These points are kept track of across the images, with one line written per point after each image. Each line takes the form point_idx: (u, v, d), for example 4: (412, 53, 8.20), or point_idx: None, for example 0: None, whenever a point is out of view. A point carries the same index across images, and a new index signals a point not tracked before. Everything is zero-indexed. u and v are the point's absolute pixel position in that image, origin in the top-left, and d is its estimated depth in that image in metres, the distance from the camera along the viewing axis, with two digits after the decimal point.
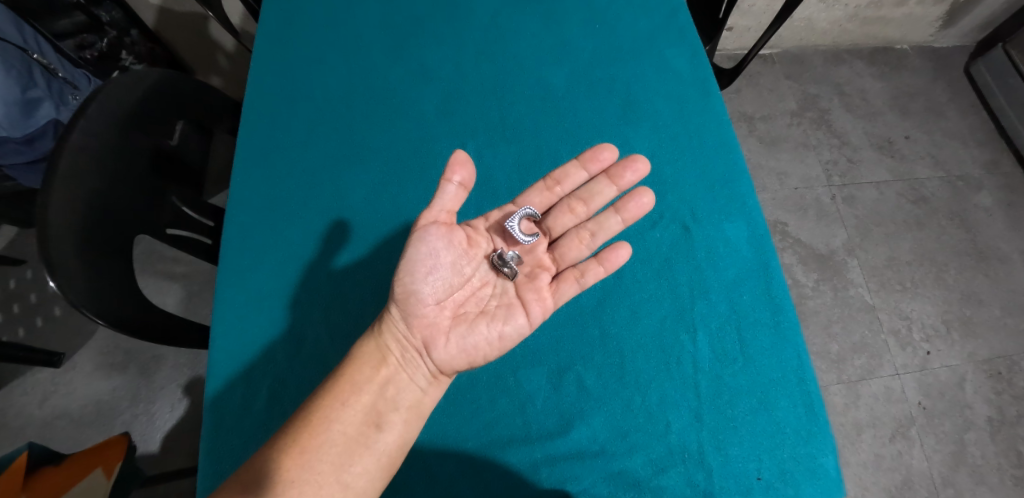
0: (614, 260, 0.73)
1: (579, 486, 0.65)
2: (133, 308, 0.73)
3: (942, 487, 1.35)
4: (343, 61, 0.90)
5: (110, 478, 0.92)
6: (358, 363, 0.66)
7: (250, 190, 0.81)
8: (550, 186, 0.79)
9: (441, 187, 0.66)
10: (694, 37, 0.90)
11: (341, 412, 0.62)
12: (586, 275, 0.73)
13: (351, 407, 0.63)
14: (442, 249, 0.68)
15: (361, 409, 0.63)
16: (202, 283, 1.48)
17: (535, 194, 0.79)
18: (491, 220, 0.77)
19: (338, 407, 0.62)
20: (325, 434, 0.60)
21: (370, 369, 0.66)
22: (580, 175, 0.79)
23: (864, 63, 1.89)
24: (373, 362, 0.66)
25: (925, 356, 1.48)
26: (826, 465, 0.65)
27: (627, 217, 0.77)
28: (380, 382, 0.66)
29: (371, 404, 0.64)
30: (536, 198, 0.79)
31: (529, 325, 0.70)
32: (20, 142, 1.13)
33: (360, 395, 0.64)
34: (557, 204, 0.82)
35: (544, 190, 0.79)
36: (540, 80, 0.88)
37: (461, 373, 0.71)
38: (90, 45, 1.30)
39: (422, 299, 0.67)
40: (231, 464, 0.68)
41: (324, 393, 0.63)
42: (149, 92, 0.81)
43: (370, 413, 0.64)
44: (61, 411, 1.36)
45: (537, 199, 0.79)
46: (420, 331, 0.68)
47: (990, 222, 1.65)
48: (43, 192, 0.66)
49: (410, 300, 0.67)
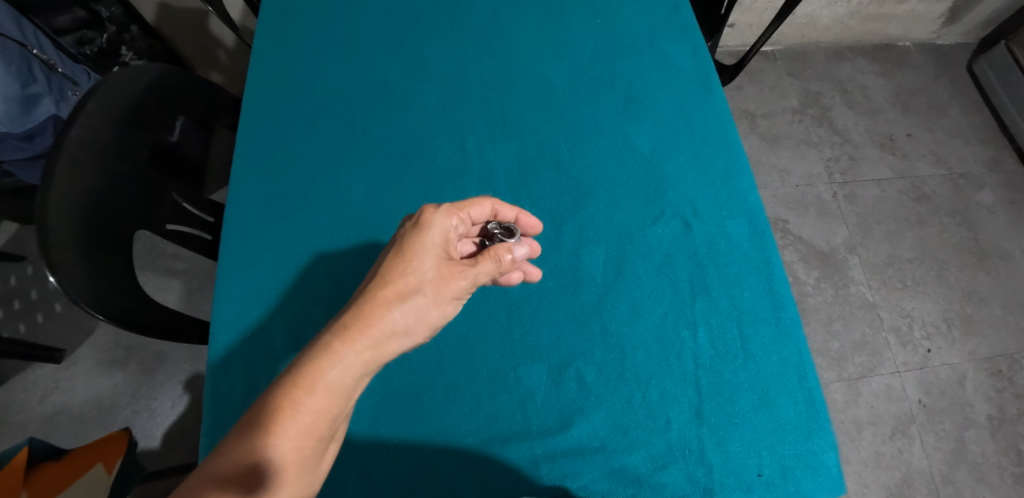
0: (521, 247, 0.63)
1: (579, 483, 0.65)
2: (133, 305, 0.73)
3: (942, 486, 1.35)
4: (344, 57, 0.90)
5: (110, 474, 0.90)
6: (332, 360, 0.53)
7: (250, 186, 0.81)
8: (458, 214, 0.63)
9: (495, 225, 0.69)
10: (695, 33, 0.90)
11: (312, 417, 0.52)
12: (514, 252, 0.62)
13: (308, 416, 0.51)
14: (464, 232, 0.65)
15: (319, 417, 0.52)
16: (202, 279, 1.48)
17: (438, 239, 0.61)
18: (417, 228, 0.61)
19: (309, 410, 0.52)
20: (296, 445, 0.51)
21: (336, 370, 0.53)
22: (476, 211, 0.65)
23: (866, 60, 1.88)
24: (332, 361, 0.53)
25: (925, 354, 1.48)
26: (826, 462, 0.65)
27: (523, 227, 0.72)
28: (325, 392, 0.53)
29: (336, 398, 0.53)
30: (450, 221, 0.62)
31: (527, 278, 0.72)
32: (20, 138, 1.14)
33: (330, 396, 0.53)
34: (478, 208, 0.65)
35: (451, 216, 0.62)
36: (540, 76, 0.88)
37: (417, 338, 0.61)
38: (90, 41, 1.28)
39: (408, 278, 0.59)
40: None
41: (273, 397, 0.51)
42: (149, 88, 0.81)
43: (323, 419, 0.53)
44: (62, 407, 1.36)
45: (440, 223, 0.62)
46: (405, 334, 0.58)
47: (992, 220, 1.65)
48: (43, 188, 0.66)
49: (392, 274, 0.58)
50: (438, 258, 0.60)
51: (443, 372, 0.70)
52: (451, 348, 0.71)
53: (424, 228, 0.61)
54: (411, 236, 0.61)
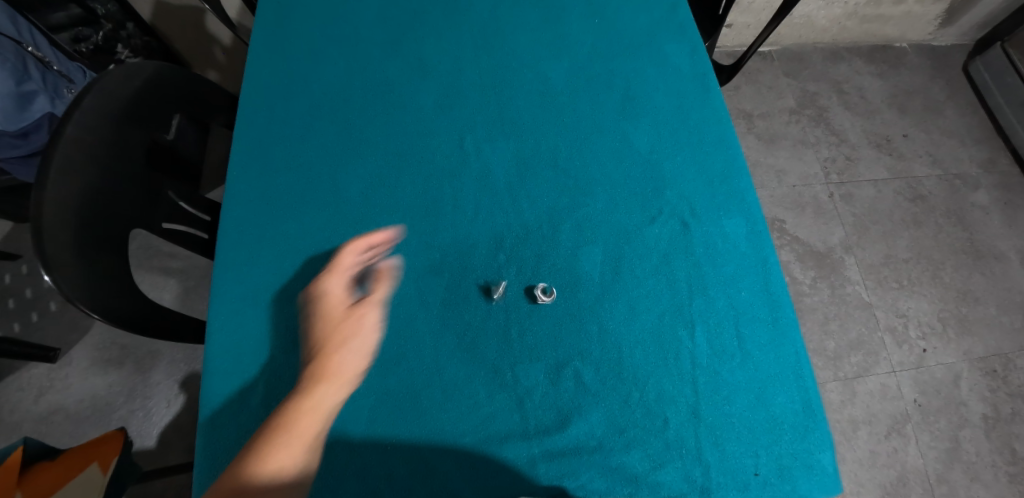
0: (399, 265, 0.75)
1: (577, 482, 0.65)
2: (127, 304, 0.72)
3: (936, 485, 1.36)
4: (342, 55, 0.90)
5: (106, 473, 0.92)
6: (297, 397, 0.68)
7: (248, 185, 0.80)
8: (342, 272, 0.75)
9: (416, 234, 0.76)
10: (694, 33, 0.90)
11: (292, 440, 0.65)
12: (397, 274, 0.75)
13: (294, 438, 0.65)
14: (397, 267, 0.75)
15: (308, 435, 0.66)
16: (199, 277, 1.48)
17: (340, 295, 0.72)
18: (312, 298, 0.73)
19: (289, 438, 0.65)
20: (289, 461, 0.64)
21: (309, 400, 0.67)
22: (353, 257, 0.76)
23: (863, 61, 1.89)
24: (304, 398, 0.67)
25: (921, 353, 1.49)
26: (822, 461, 0.66)
27: (499, 240, 0.76)
28: (312, 414, 0.67)
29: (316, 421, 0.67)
30: (340, 274, 0.74)
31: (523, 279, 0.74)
32: (14, 136, 1.12)
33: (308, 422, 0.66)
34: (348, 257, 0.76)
35: (339, 280, 0.74)
36: (538, 75, 0.88)
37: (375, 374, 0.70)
38: (86, 39, 1.27)
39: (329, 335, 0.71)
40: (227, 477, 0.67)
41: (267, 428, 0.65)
42: (144, 87, 0.80)
43: (310, 437, 0.66)
44: (56, 406, 1.35)
45: (332, 290, 0.74)
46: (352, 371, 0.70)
47: (987, 221, 1.66)
48: (36, 186, 0.65)
49: (317, 337, 0.71)
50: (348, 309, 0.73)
51: (441, 372, 0.69)
52: (448, 348, 0.71)
53: (324, 296, 0.73)
54: (311, 307, 0.73)
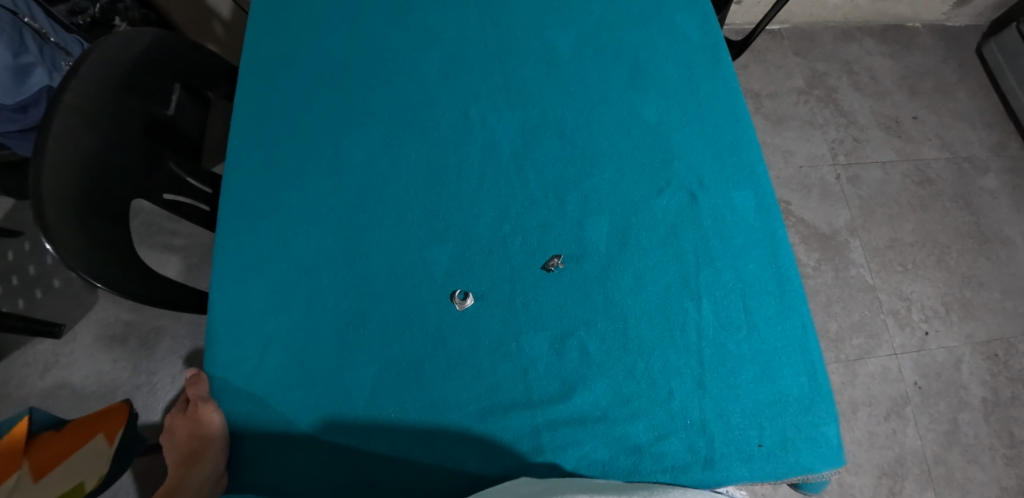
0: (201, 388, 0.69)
1: (579, 452, 0.65)
2: (130, 274, 0.72)
3: (933, 466, 1.37)
4: (343, 23, 0.88)
5: (112, 445, 0.92)
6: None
7: (249, 154, 0.79)
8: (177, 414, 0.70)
9: (325, 240, 0.74)
10: (705, 3, 0.88)
11: None
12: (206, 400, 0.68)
13: None
14: (312, 279, 0.72)
15: None
16: (201, 255, 1.48)
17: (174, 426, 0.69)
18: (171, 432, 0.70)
19: None
20: None
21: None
22: (218, 324, 0.71)
23: (875, 41, 1.85)
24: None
25: (923, 336, 1.49)
26: (826, 434, 0.67)
27: (458, 237, 0.73)
28: None
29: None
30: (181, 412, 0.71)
31: (530, 250, 0.73)
32: (14, 109, 1.11)
33: None
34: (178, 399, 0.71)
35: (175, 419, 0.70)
36: (544, 44, 0.86)
37: (313, 384, 0.68)
38: (82, 11, 1.21)
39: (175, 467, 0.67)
40: (236, 461, 0.67)
41: None
42: (142, 56, 0.79)
43: None
44: (62, 382, 1.36)
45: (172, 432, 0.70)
46: (217, 451, 0.65)
47: (994, 205, 1.64)
48: (35, 152, 0.64)
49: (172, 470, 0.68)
50: (181, 420, 0.68)
51: (444, 341, 0.69)
52: (452, 317, 0.70)
53: (318, 272, 0.73)
54: (264, 321, 0.71)
